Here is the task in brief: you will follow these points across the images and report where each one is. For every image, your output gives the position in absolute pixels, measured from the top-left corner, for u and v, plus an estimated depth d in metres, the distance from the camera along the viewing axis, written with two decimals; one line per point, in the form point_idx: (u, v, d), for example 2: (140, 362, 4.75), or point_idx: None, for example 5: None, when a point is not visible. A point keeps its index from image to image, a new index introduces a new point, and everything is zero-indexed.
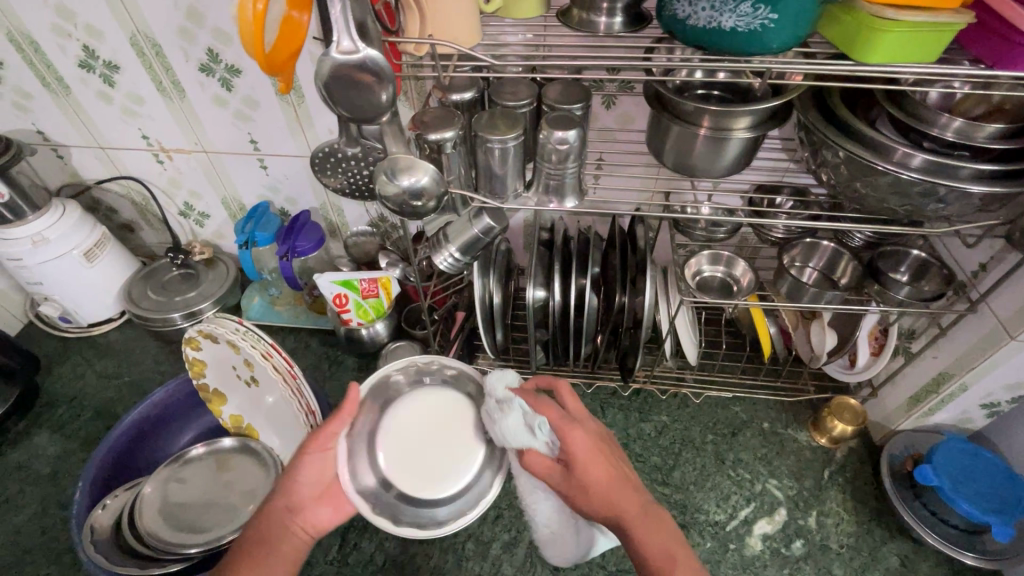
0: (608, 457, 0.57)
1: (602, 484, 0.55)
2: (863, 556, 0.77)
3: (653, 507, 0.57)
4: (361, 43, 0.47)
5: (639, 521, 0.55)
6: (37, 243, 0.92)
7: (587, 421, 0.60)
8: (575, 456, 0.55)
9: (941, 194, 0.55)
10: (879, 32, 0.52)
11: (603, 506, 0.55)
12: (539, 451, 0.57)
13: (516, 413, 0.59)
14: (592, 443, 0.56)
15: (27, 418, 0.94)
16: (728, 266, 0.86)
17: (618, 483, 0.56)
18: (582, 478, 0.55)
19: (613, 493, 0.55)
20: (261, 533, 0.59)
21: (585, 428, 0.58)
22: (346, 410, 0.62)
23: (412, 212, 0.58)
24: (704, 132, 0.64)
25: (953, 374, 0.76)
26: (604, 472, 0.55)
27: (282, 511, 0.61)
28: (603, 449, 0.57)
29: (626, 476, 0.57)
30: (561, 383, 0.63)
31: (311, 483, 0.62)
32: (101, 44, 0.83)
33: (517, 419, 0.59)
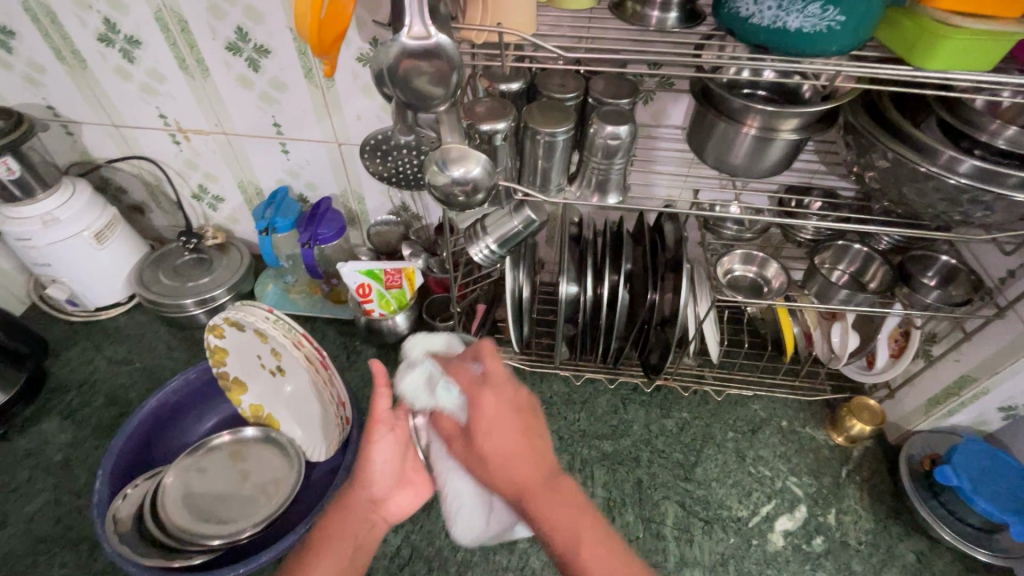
0: (519, 424, 0.54)
1: (500, 449, 0.52)
2: (881, 553, 0.79)
3: (558, 478, 0.52)
4: (432, 27, 0.46)
5: (540, 494, 0.51)
6: (48, 223, 0.89)
7: (501, 383, 0.55)
8: (478, 424, 0.53)
9: (987, 201, 0.56)
10: (941, 38, 0.52)
11: (498, 474, 0.52)
12: (444, 415, 0.57)
13: (421, 374, 0.60)
14: (495, 407, 0.54)
15: (34, 403, 0.91)
16: (760, 266, 0.87)
17: (523, 455, 0.52)
18: (477, 442, 0.53)
19: (513, 461, 0.52)
20: (343, 528, 0.58)
21: (494, 390, 0.54)
22: (380, 381, 0.58)
23: (459, 203, 0.57)
24: (752, 130, 0.63)
25: (975, 378, 0.79)
26: (505, 439, 0.53)
27: (364, 503, 0.60)
28: (513, 415, 0.54)
29: (536, 445, 0.53)
30: (485, 341, 0.57)
31: (386, 470, 0.60)
32: (123, 17, 0.80)
33: (421, 378, 0.60)
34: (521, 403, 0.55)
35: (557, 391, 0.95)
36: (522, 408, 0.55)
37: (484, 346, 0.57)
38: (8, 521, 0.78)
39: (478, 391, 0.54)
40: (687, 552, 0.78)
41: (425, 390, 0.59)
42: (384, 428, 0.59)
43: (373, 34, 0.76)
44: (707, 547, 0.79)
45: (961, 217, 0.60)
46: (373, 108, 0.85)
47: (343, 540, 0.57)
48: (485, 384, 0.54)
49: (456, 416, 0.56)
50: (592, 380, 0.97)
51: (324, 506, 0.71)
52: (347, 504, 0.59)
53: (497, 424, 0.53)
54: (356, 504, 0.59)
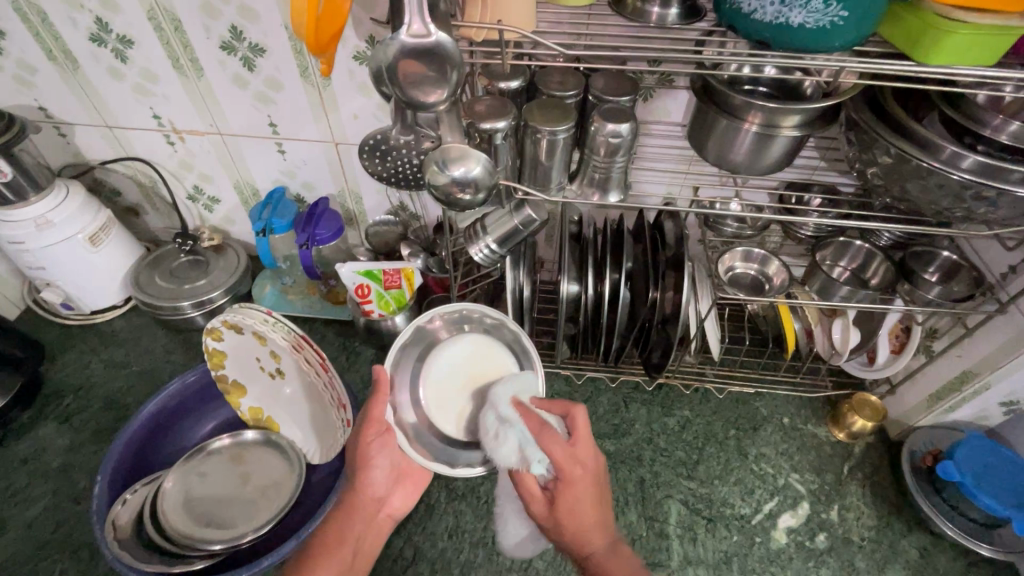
0: (596, 496, 0.60)
1: (581, 523, 0.59)
2: (884, 549, 0.79)
3: (622, 547, 0.60)
4: (432, 25, 0.46)
5: (608, 560, 0.58)
6: (42, 226, 0.87)
7: (586, 457, 0.60)
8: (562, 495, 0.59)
9: (991, 197, 0.56)
10: (948, 33, 0.51)
11: (573, 543, 0.59)
12: (531, 477, 0.60)
13: (513, 434, 0.60)
14: (581, 482, 0.59)
15: (30, 408, 0.90)
16: (761, 263, 0.86)
17: (594, 528, 0.59)
18: (560, 513, 0.59)
19: (589, 536, 0.59)
20: (346, 530, 0.65)
21: (582, 464, 0.59)
22: (381, 390, 0.64)
23: (460, 203, 0.56)
24: (753, 127, 0.62)
25: (977, 373, 0.79)
26: (586, 514, 0.59)
27: (368, 505, 0.66)
28: (593, 490, 0.59)
29: (604, 516, 0.60)
30: (579, 411, 0.62)
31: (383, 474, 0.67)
32: (115, 17, 0.78)
33: (515, 445, 0.60)
34: (599, 475, 0.61)
35: (558, 390, 0.95)
36: (598, 480, 0.61)
37: (576, 414, 0.62)
38: (5, 529, 0.77)
39: (570, 465, 0.59)
40: (690, 551, 0.78)
41: (514, 453, 0.60)
42: (383, 436, 0.65)
43: (369, 32, 0.75)
44: (710, 545, 0.79)
45: (965, 213, 0.59)
46: (370, 107, 0.85)
47: (345, 540, 0.64)
48: (575, 459, 0.59)
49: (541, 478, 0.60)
50: (593, 379, 0.96)
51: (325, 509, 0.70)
52: (350, 507, 0.66)
53: (581, 500, 0.58)
54: (360, 507, 0.66)
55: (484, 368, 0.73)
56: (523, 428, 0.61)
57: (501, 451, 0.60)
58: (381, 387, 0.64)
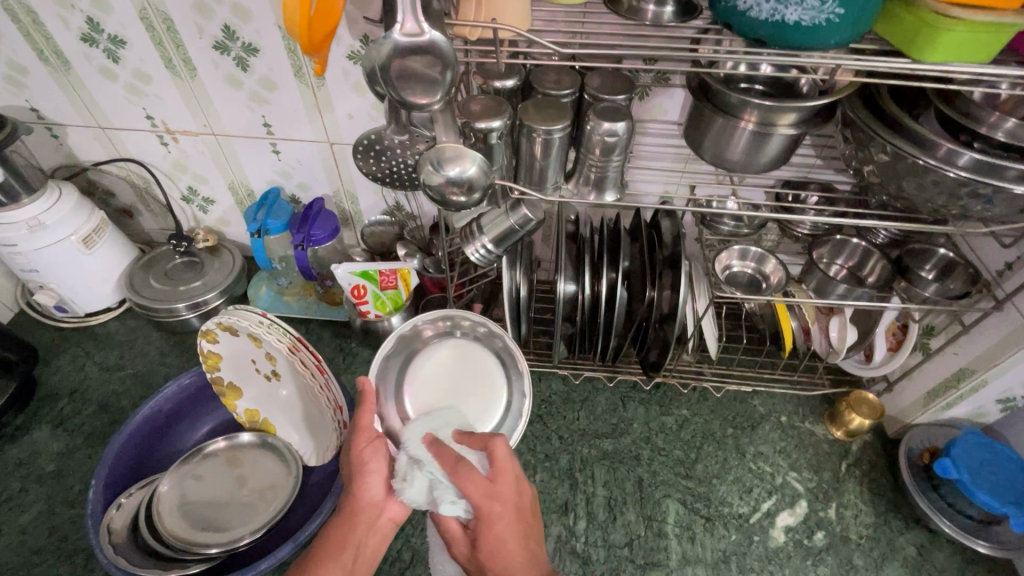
0: (520, 530, 0.56)
1: (503, 561, 0.55)
2: (881, 547, 0.79)
3: None
4: (426, 24, 0.46)
5: None
6: (35, 228, 0.87)
7: (507, 493, 0.56)
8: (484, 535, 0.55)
9: (987, 194, 0.56)
10: (943, 31, 0.51)
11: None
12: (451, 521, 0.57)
13: (422, 477, 0.57)
14: (503, 520, 0.55)
15: (25, 412, 0.89)
16: (758, 262, 0.86)
17: (521, 566, 0.55)
18: (483, 553, 0.55)
19: (515, 574, 0.54)
20: (346, 537, 0.61)
21: (501, 502, 0.56)
22: (368, 400, 0.63)
23: (455, 204, 0.56)
24: (749, 125, 0.62)
25: (973, 370, 0.79)
26: (510, 552, 0.55)
27: (368, 511, 0.62)
28: (517, 526, 0.56)
29: (533, 549, 0.56)
30: (496, 443, 0.58)
31: (379, 478, 0.62)
32: (107, 17, 0.78)
33: (425, 486, 0.57)
34: (525, 508, 0.57)
35: (556, 390, 0.95)
36: (524, 515, 0.57)
37: (495, 448, 0.58)
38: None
39: (489, 502, 0.55)
40: (689, 550, 0.78)
41: (427, 493, 0.57)
42: (373, 440, 0.62)
43: (363, 31, 0.75)
44: (708, 544, 0.79)
45: (961, 211, 0.59)
46: (365, 106, 0.84)
47: (345, 547, 0.60)
48: (495, 496, 0.55)
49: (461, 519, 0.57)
50: (591, 378, 0.96)
51: (325, 510, 0.70)
52: (348, 514, 0.61)
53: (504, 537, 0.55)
54: (359, 514, 0.61)
55: (469, 373, 0.75)
56: (435, 467, 0.58)
57: (415, 492, 0.58)
58: (365, 395, 0.63)
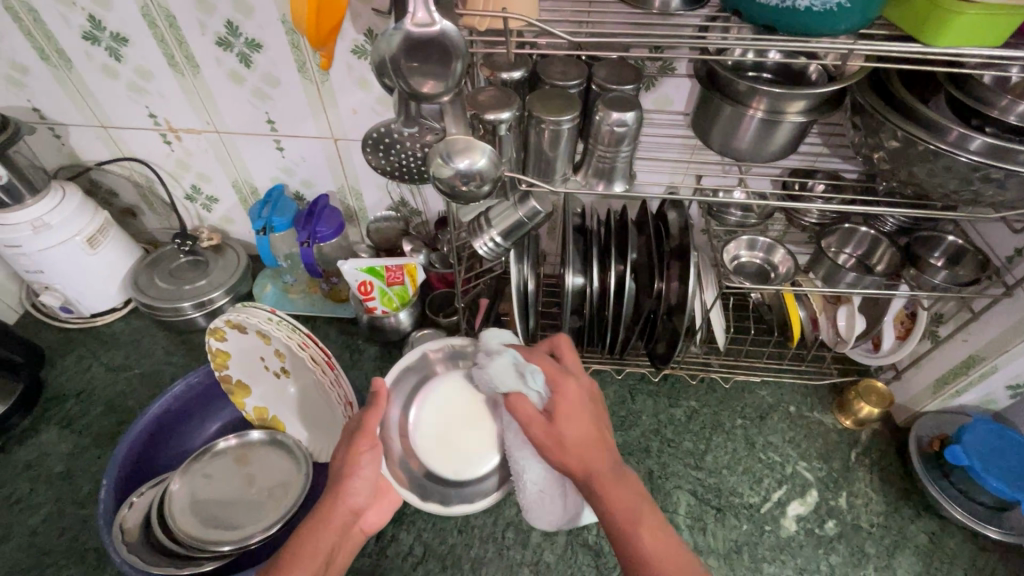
0: (592, 412, 0.61)
1: (579, 434, 0.58)
2: (893, 534, 0.79)
3: (625, 468, 0.57)
4: (437, 14, 0.45)
5: (608, 479, 0.55)
6: (38, 229, 0.86)
7: (580, 378, 0.64)
8: (560, 406, 0.60)
9: (999, 178, 0.55)
10: (950, 14, 0.51)
11: (576, 458, 0.57)
12: (527, 400, 0.61)
13: (508, 361, 0.65)
14: (577, 396, 0.61)
15: (32, 414, 0.89)
16: (766, 252, 0.86)
17: (595, 440, 0.58)
18: (561, 426, 0.58)
19: (590, 444, 0.57)
20: (318, 541, 0.55)
21: (574, 382, 0.62)
22: (379, 401, 0.60)
23: (465, 196, 0.55)
24: (758, 113, 0.62)
25: (983, 357, 0.79)
26: (584, 426, 0.59)
27: (344, 517, 0.57)
28: (589, 407, 0.61)
29: (605, 432, 0.60)
30: (563, 339, 0.68)
31: (366, 483, 0.59)
32: (107, 14, 0.77)
33: (508, 366, 0.65)
34: (593, 399, 0.63)
35: None
36: (593, 403, 0.62)
37: (562, 343, 0.68)
38: (11, 535, 0.77)
39: (564, 379, 0.62)
40: (700, 540, 0.78)
41: (514, 378, 0.64)
42: (371, 443, 0.59)
43: (368, 25, 0.74)
44: (720, 534, 0.79)
45: (972, 196, 0.59)
46: (369, 101, 0.84)
47: (317, 553, 0.54)
48: (569, 377, 0.63)
49: (537, 401, 0.61)
50: (599, 371, 0.96)
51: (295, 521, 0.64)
52: (326, 516, 0.56)
53: (578, 409, 0.59)
54: (336, 518, 0.57)
55: (478, 411, 0.74)
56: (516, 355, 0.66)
57: (499, 374, 0.65)
58: (379, 397, 0.60)
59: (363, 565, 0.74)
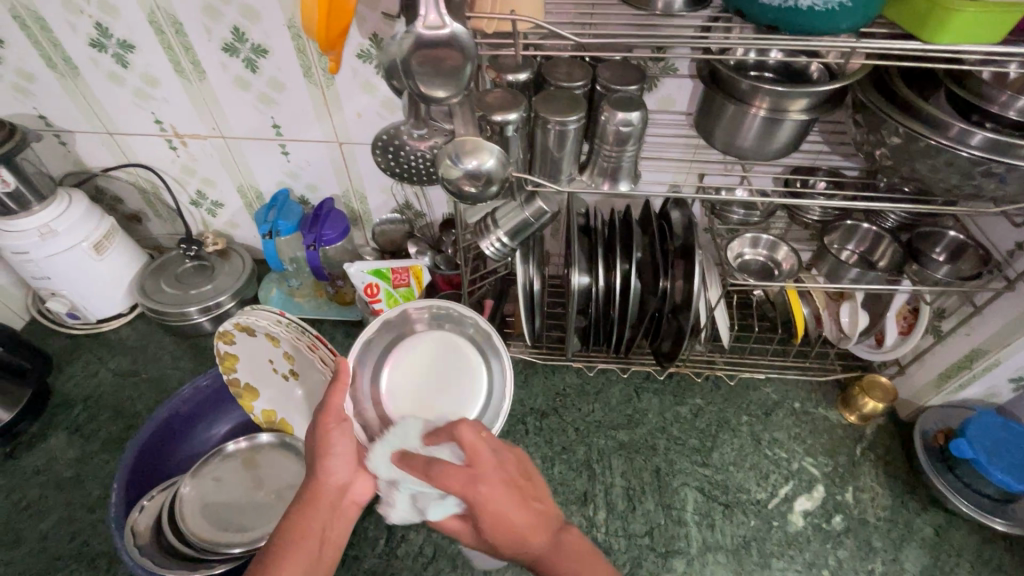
0: (519, 497, 0.52)
1: (512, 536, 0.51)
2: (899, 528, 0.80)
3: (564, 534, 0.54)
4: (448, 17, 0.46)
5: (553, 557, 0.52)
6: (46, 235, 0.87)
7: (490, 468, 0.52)
8: (483, 520, 0.50)
9: (1000, 172, 0.56)
10: (950, 12, 0.52)
11: (515, 555, 0.52)
12: (450, 518, 0.56)
13: (403, 492, 0.57)
14: (496, 497, 0.51)
15: (40, 420, 0.89)
16: (769, 249, 0.87)
17: (531, 529, 0.51)
18: (489, 538, 0.51)
19: (526, 538, 0.51)
20: (309, 521, 0.56)
21: (486, 480, 0.51)
22: (341, 381, 0.56)
23: (472, 197, 0.56)
24: (761, 112, 0.63)
25: (987, 350, 0.79)
26: (514, 525, 0.50)
27: (331, 494, 0.57)
28: (513, 492, 0.52)
29: (537, 507, 0.53)
30: (463, 427, 0.53)
31: (342, 458, 0.58)
32: (115, 21, 0.78)
33: (406, 499, 0.57)
34: (515, 475, 0.53)
35: (570, 383, 0.95)
36: (516, 482, 0.53)
37: (461, 430, 0.53)
38: (21, 540, 0.77)
39: (473, 491, 0.50)
40: (709, 537, 0.79)
41: (414, 508, 0.57)
42: (337, 420, 0.57)
43: (373, 29, 0.75)
44: (728, 530, 0.79)
45: (974, 191, 0.60)
46: (374, 105, 0.84)
47: (312, 535, 0.55)
48: (478, 480, 0.51)
49: None
50: (604, 370, 0.97)
51: None
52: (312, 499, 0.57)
53: (500, 519, 0.50)
54: (324, 497, 0.57)
55: (451, 365, 0.76)
56: (411, 482, 0.57)
57: (403, 512, 0.58)
58: (342, 378, 0.57)
59: (374, 565, 0.75)
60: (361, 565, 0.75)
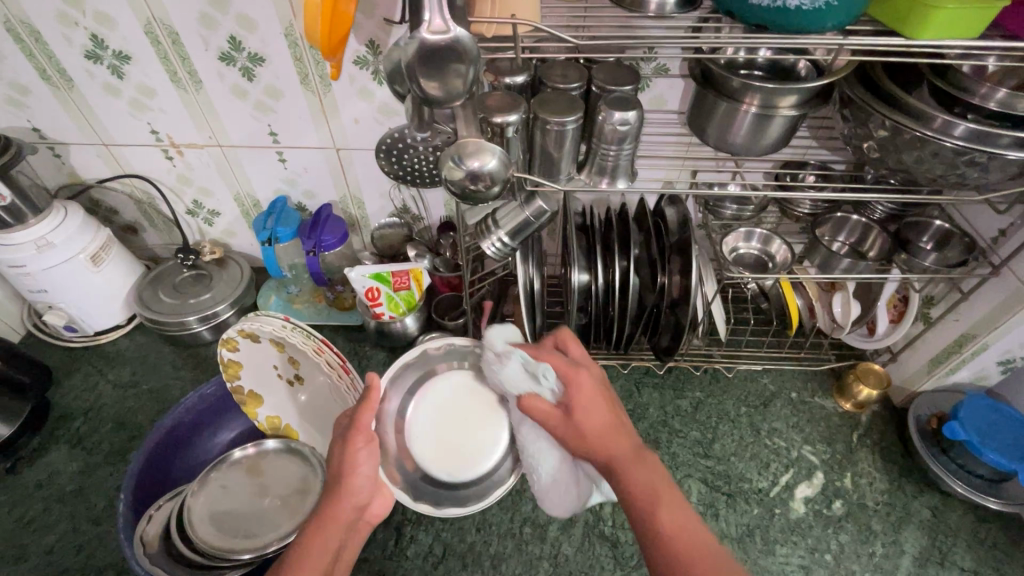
0: (608, 402, 0.60)
1: (597, 426, 0.58)
2: (897, 511, 0.82)
3: (645, 452, 0.56)
4: (452, 22, 0.47)
5: (628, 463, 0.55)
6: (42, 248, 0.86)
7: (590, 368, 0.64)
8: (577, 395, 0.60)
9: (982, 161, 0.58)
10: (932, 10, 0.54)
11: (591, 445, 0.57)
12: (540, 395, 0.62)
13: (518, 361, 0.65)
14: (591, 386, 0.61)
15: (39, 435, 0.88)
16: (762, 243, 0.89)
17: (611, 426, 0.58)
18: (573, 419, 0.59)
19: (604, 435, 0.57)
20: (325, 537, 0.55)
21: (587, 373, 0.62)
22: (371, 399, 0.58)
23: (475, 196, 0.57)
24: (751, 108, 0.64)
25: (974, 335, 0.82)
26: (599, 416, 0.58)
27: (349, 515, 0.57)
28: (604, 395, 0.61)
29: (624, 422, 0.59)
30: (567, 334, 0.68)
31: (366, 480, 0.58)
32: (110, 32, 0.78)
33: (518, 366, 0.65)
34: (607, 386, 0.63)
35: None
36: (609, 393, 0.62)
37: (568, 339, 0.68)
38: (25, 556, 0.76)
39: (575, 374, 0.61)
40: (713, 527, 0.80)
41: (524, 377, 0.64)
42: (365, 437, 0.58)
43: (370, 36, 0.76)
44: (732, 519, 0.81)
45: (959, 179, 0.62)
46: (372, 111, 0.85)
47: (323, 555, 0.55)
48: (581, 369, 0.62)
49: (550, 397, 0.62)
50: (605, 367, 0.98)
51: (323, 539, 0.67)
52: (328, 518, 0.56)
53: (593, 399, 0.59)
54: (342, 517, 0.56)
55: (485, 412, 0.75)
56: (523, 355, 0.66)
57: (511, 377, 0.65)
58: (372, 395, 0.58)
59: (384, 566, 0.75)
60: (371, 568, 0.75)
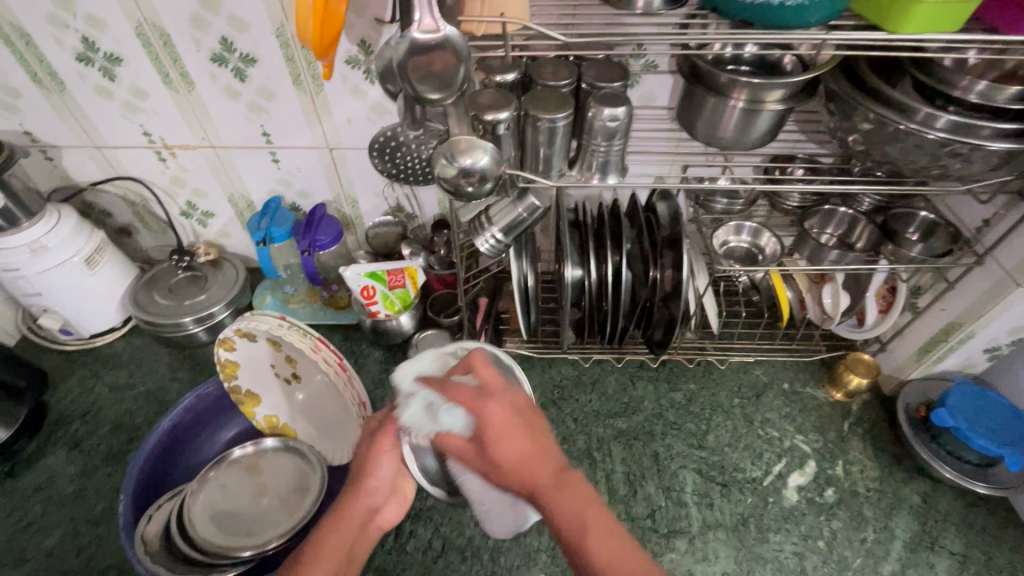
0: (525, 427, 0.48)
1: (516, 463, 0.47)
2: (888, 497, 0.83)
3: (570, 474, 0.47)
4: (441, 21, 0.48)
5: (554, 493, 0.46)
6: (36, 251, 0.86)
7: (499, 391, 0.50)
8: (486, 432, 0.48)
9: (965, 152, 0.60)
10: (910, 4, 0.55)
11: (510, 483, 0.47)
12: (449, 433, 0.51)
13: (419, 401, 0.55)
14: (503, 415, 0.48)
15: (37, 438, 0.88)
16: (752, 236, 0.90)
17: (532, 457, 0.47)
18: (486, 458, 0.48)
19: (524, 471, 0.47)
20: (339, 536, 0.56)
21: (495, 399, 0.49)
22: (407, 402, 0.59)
23: (468, 193, 0.58)
24: (739, 103, 0.66)
25: (961, 323, 0.83)
26: (517, 448, 0.47)
27: (362, 514, 0.57)
28: (518, 419, 0.49)
29: (547, 441, 0.49)
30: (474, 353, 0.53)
31: (384, 480, 0.58)
32: (102, 34, 0.78)
33: (421, 410, 0.55)
34: (524, 402, 0.50)
35: (566, 375, 0.97)
36: (524, 410, 0.50)
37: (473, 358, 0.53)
38: (26, 559, 0.76)
39: (481, 405, 0.48)
40: (708, 516, 0.81)
41: (428, 419, 0.54)
42: (391, 436, 0.58)
43: (361, 35, 0.77)
44: (726, 508, 0.82)
45: (942, 170, 0.63)
46: (364, 110, 0.86)
47: (337, 551, 0.55)
48: (487, 397, 0.49)
49: (462, 430, 0.50)
50: (600, 361, 0.99)
51: None
52: (345, 515, 0.57)
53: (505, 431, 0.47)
54: (355, 516, 0.57)
55: None
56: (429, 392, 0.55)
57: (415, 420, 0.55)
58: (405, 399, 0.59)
59: (384, 561, 0.76)
60: (372, 563, 0.76)
